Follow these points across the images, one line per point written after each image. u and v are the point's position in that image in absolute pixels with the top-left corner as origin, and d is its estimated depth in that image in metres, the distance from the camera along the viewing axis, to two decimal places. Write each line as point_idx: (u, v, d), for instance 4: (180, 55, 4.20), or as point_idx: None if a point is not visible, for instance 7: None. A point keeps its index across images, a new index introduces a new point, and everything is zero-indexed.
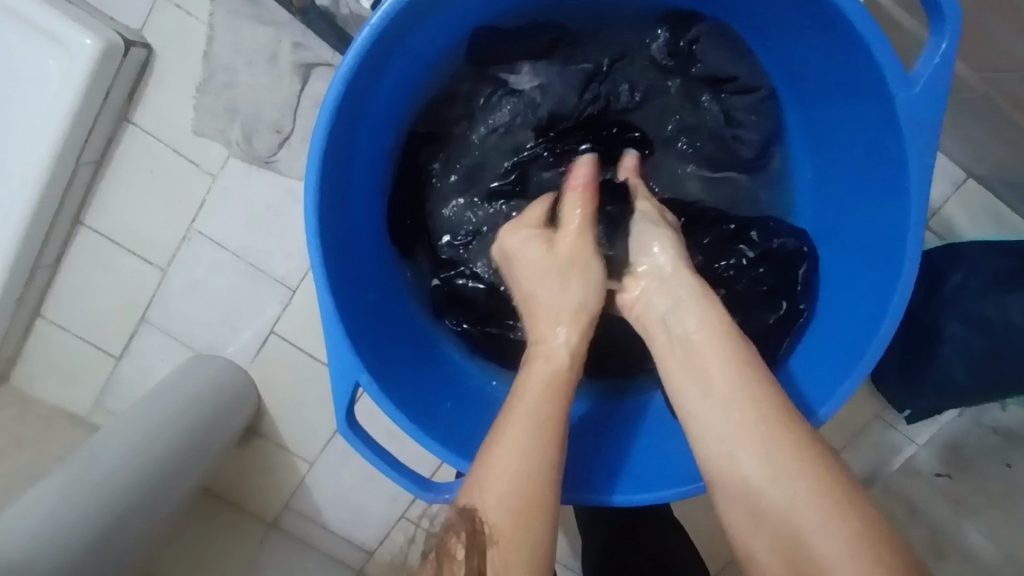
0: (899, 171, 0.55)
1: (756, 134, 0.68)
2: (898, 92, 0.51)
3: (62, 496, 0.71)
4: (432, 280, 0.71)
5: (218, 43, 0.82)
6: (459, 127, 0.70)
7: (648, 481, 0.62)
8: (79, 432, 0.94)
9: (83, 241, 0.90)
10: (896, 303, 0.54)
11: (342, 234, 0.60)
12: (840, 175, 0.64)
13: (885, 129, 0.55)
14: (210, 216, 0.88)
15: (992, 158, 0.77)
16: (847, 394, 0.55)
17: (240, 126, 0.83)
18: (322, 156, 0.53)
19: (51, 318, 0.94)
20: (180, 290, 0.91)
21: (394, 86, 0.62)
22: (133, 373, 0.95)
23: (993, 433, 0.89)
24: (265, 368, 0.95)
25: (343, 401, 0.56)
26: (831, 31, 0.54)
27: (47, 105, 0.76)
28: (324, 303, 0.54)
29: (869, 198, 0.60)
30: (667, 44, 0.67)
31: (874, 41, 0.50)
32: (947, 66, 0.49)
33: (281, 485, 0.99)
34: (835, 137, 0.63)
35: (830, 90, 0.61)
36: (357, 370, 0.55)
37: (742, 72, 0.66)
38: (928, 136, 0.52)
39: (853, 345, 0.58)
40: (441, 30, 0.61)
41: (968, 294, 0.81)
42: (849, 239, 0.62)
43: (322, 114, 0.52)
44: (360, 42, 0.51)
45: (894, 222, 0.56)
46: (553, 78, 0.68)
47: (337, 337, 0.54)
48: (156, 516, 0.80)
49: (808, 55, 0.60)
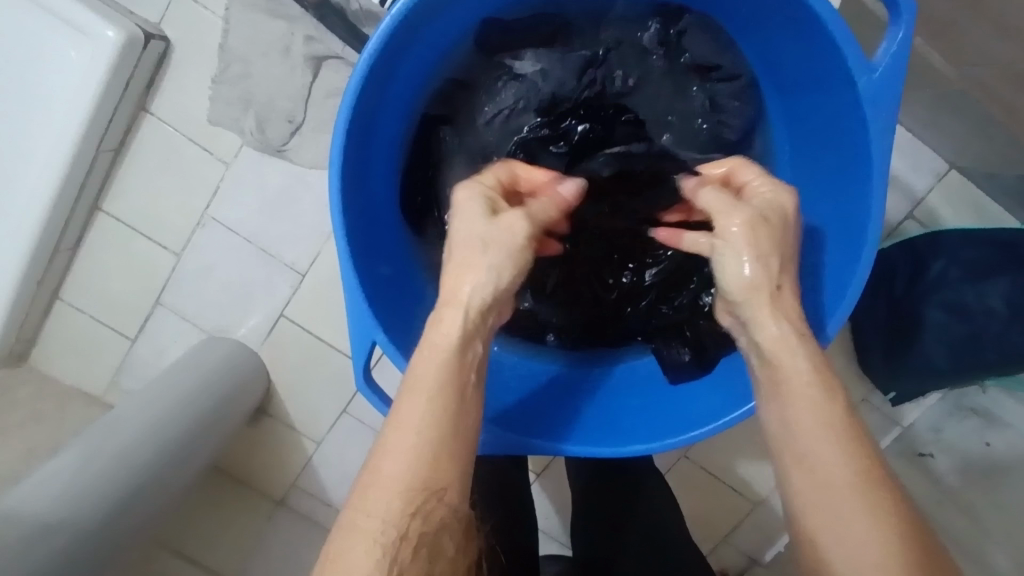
0: (858, 130, 0.58)
1: (739, 120, 0.72)
2: (860, 78, 0.55)
3: (83, 464, 0.75)
4: (443, 254, 0.74)
5: (233, 35, 0.85)
6: (468, 110, 0.74)
7: (637, 437, 0.64)
8: (95, 410, 0.98)
9: (101, 226, 0.94)
10: (874, 230, 0.57)
11: (360, 207, 0.63)
12: (808, 134, 0.68)
13: (846, 110, 0.59)
14: (223, 202, 0.91)
15: (972, 148, 0.80)
16: (842, 315, 0.58)
17: (253, 115, 0.87)
18: (348, 131, 0.56)
19: (69, 301, 0.97)
20: (193, 274, 0.95)
21: (412, 72, 0.66)
22: (148, 353, 0.99)
23: (973, 414, 0.92)
24: (275, 350, 0.98)
25: (361, 359, 0.60)
26: (802, 22, 0.57)
27: (69, 94, 0.80)
28: (347, 274, 0.57)
29: (836, 150, 0.63)
30: (658, 35, 0.71)
31: (840, 36, 0.54)
32: (904, 54, 0.53)
33: (289, 463, 1.03)
34: (806, 115, 0.67)
35: (803, 77, 0.65)
36: (375, 331, 0.58)
37: (725, 61, 0.70)
38: (888, 108, 0.55)
39: (837, 281, 0.61)
40: (455, 21, 0.66)
41: (948, 283, 0.86)
42: (821, 186, 0.66)
43: (350, 92, 0.55)
44: (376, 34, 0.54)
45: (858, 169, 0.60)
46: (554, 64, 0.71)
47: (357, 299, 0.58)
48: (168, 490, 0.84)
49: (783, 47, 0.64)
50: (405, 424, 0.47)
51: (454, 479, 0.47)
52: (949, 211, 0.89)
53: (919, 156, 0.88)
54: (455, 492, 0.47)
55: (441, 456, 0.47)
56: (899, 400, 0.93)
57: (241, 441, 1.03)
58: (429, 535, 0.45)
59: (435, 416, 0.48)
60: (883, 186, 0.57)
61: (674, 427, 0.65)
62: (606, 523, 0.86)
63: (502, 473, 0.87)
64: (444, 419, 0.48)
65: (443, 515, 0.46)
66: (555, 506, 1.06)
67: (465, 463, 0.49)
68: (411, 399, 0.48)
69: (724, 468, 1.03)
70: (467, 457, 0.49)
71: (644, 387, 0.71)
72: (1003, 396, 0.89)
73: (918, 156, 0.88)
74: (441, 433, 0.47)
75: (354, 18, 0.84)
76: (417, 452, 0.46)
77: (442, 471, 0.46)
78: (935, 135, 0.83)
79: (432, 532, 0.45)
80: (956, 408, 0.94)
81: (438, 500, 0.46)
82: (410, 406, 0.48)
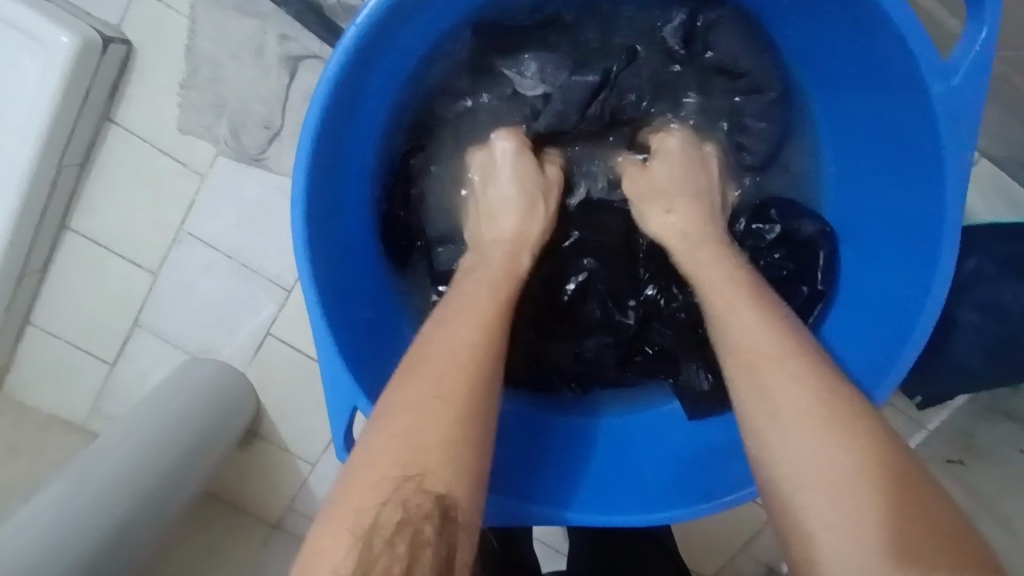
0: (931, 153, 0.53)
1: (762, 144, 0.67)
2: (935, 83, 0.49)
3: (61, 508, 0.70)
4: (433, 294, 0.69)
5: (201, 35, 0.78)
6: (464, 131, 0.68)
7: (649, 502, 0.59)
8: (75, 440, 0.92)
9: (71, 245, 0.88)
10: (941, 280, 0.52)
11: (333, 248, 0.58)
12: (859, 157, 0.63)
13: (915, 119, 0.53)
14: (200, 216, 0.85)
15: (1008, 137, 0.74)
16: (890, 385, 0.54)
17: (227, 122, 0.80)
18: (310, 164, 0.51)
19: (41, 325, 0.91)
20: (172, 293, 0.89)
21: (384, 89, 0.60)
22: (129, 378, 0.93)
23: (1005, 416, 0.86)
24: (263, 370, 0.93)
25: (340, 425, 0.54)
26: (860, 15, 0.51)
27: (24, 106, 0.73)
28: (315, 325, 0.52)
29: (898, 176, 0.58)
30: (681, 29, 0.65)
31: (909, 29, 0.48)
32: (988, 56, 0.47)
33: (284, 486, 0.98)
34: (855, 132, 0.62)
35: (854, 81, 0.59)
36: (353, 391, 0.53)
37: (754, 68, 0.65)
38: (966, 124, 0.50)
39: (889, 340, 0.57)
40: (428, 27, 0.59)
41: (985, 278, 0.79)
42: (875, 213, 0.61)
43: (309, 119, 0.49)
44: (338, 50, 0.48)
45: (926, 200, 0.55)
46: (558, 88, 0.65)
47: (331, 356, 0.53)
48: (158, 524, 0.79)
49: (836, 44, 0.58)
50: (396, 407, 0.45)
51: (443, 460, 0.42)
52: (980, 203, 0.83)
53: None
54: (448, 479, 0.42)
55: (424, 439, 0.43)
56: (925, 404, 0.86)
57: (233, 464, 0.98)
58: (406, 525, 0.39)
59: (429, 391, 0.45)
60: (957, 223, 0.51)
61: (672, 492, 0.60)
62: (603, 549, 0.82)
63: None
64: (438, 401, 0.45)
65: (425, 503, 0.40)
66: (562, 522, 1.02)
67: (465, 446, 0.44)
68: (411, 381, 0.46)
69: None
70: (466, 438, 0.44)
71: (649, 435, 0.66)
72: None
73: None
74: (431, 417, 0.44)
75: (330, 12, 0.77)
76: (401, 436, 0.43)
77: (430, 450, 0.42)
78: None
79: (411, 523, 0.39)
80: (987, 410, 0.88)
81: (417, 486, 0.41)
82: (411, 384, 0.46)
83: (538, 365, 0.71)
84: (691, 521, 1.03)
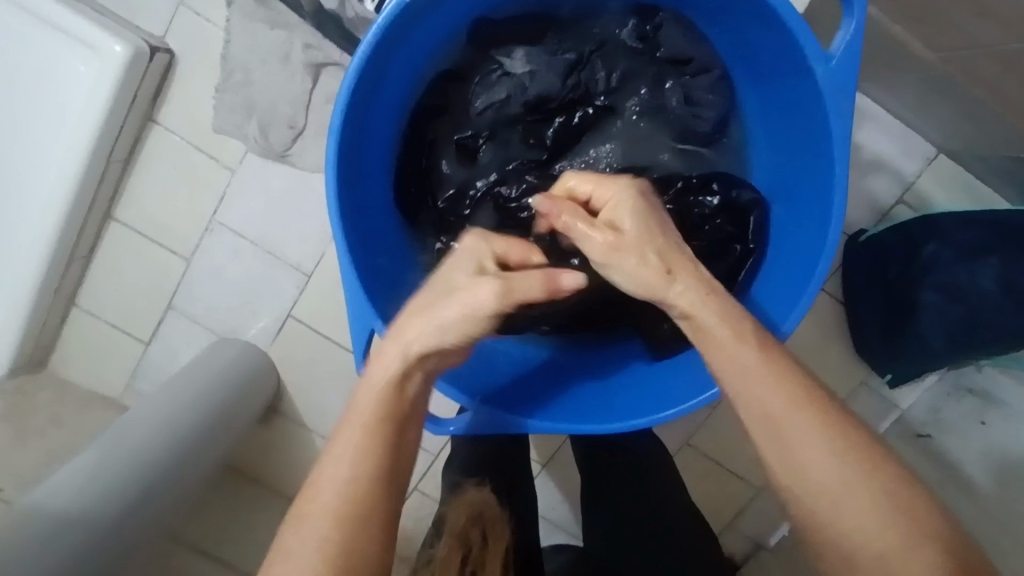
0: (822, 129, 0.60)
1: (713, 111, 0.74)
2: (817, 67, 0.57)
3: (95, 468, 0.77)
4: (436, 244, 0.77)
5: (234, 45, 0.88)
6: (461, 103, 0.75)
7: (651, 408, 0.66)
8: (112, 412, 1.01)
9: (114, 234, 0.97)
10: (829, 244, 0.60)
11: (357, 204, 0.67)
12: (781, 140, 0.70)
13: (810, 99, 0.61)
14: (230, 208, 0.94)
15: (959, 133, 0.82)
16: (801, 315, 0.61)
17: (256, 122, 0.90)
18: (342, 130, 0.59)
19: (85, 307, 1.01)
20: (202, 277, 0.98)
21: (401, 75, 0.69)
22: (161, 356, 1.02)
23: (971, 394, 0.93)
24: (284, 349, 1.01)
25: (362, 347, 0.63)
26: (761, 12, 0.60)
27: (79, 107, 0.83)
28: (345, 266, 0.60)
29: (803, 152, 0.66)
30: (636, 30, 0.73)
31: (793, 21, 0.56)
32: (858, 39, 0.55)
33: (302, 460, 1.06)
34: (774, 114, 0.70)
35: (767, 70, 0.68)
36: (374, 319, 0.61)
37: (698, 54, 0.72)
38: (845, 105, 0.58)
39: (791, 300, 0.64)
40: (441, 24, 0.69)
41: (940, 263, 0.86)
42: (788, 186, 0.69)
43: (343, 90, 0.58)
44: (364, 40, 0.57)
45: (822, 173, 0.62)
46: (542, 66, 0.73)
47: (355, 290, 0.61)
48: (181, 487, 0.87)
49: (751, 39, 0.66)
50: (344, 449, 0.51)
51: (331, 515, 0.48)
52: (941, 194, 0.90)
53: (911, 141, 0.90)
54: (329, 523, 0.48)
55: (363, 498, 0.49)
56: (896, 381, 0.94)
57: (254, 440, 1.06)
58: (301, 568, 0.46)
59: (354, 446, 0.50)
60: (842, 189, 0.59)
61: (644, 408, 0.66)
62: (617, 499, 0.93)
63: (499, 437, 0.91)
64: (363, 461, 0.50)
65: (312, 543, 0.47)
66: (562, 496, 1.09)
67: (350, 501, 0.49)
68: (331, 454, 0.51)
69: (726, 454, 1.05)
70: (348, 496, 0.49)
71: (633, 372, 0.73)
72: (999, 374, 0.90)
73: (910, 141, 0.90)
74: (365, 469, 0.50)
75: (350, 26, 0.85)
76: (320, 497, 0.49)
77: (334, 511, 0.48)
78: (921, 119, 0.85)
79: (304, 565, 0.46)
80: (954, 388, 0.95)
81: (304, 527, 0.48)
82: (344, 439, 0.51)
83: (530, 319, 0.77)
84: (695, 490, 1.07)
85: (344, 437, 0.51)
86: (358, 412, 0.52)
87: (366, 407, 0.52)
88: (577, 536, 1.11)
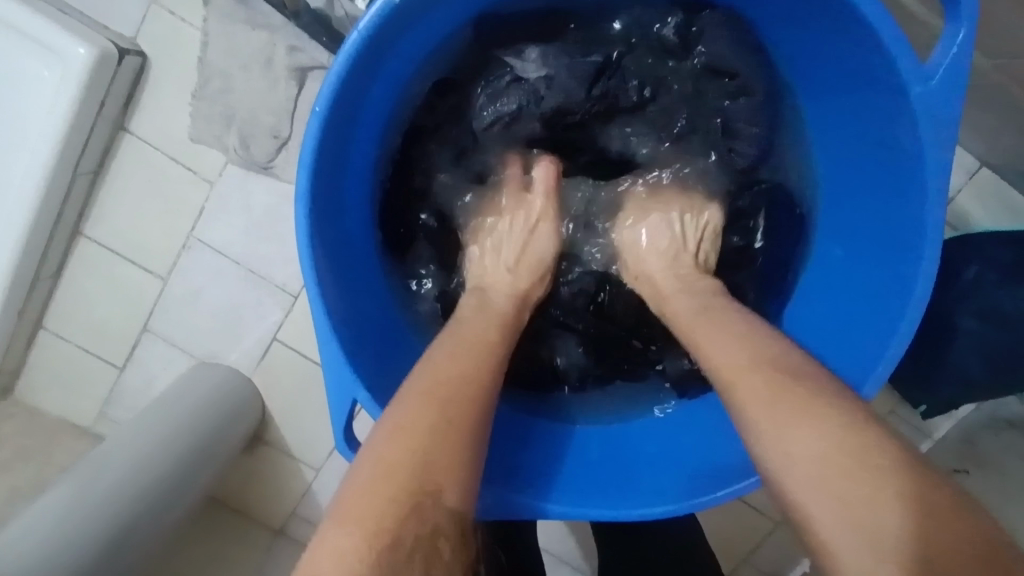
0: (913, 155, 0.53)
1: (756, 131, 0.69)
2: (914, 85, 0.50)
3: (64, 513, 0.69)
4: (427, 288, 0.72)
5: (212, 48, 0.81)
6: (462, 111, 0.69)
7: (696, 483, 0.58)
8: (83, 442, 0.94)
9: (84, 252, 0.90)
10: (921, 290, 0.53)
11: (338, 246, 0.60)
12: (850, 164, 0.63)
13: (895, 123, 0.54)
14: (209, 224, 0.87)
15: (1005, 148, 0.75)
16: (888, 366, 0.54)
17: (237, 131, 0.82)
18: (313, 160, 0.52)
19: (53, 329, 0.93)
20: (180, 298, 0.91)
21: (387, 90, 0.62)
22: (136, 383, 0.95)
23: (1010, 427, 0.86)
24: (268, 375, 0.94)
25: (341, 416, 0.56)
26: (841, 17, 0.52)
27: (42, 115, 0.75)
28: (317, 317, 0.54)
29: (886, 182, 0.58)
30: (678, 30, 0.67)
31: (885, 28, 0.49)
32: (966, 57, 0.48)
33: (288, 493, 0.98)
34: (844, 135, 0.63)
35: (836, 80, 0.60)
36: (354, 386, 0.55)
37: (743, 68, 0.66)
38: (947, 128, 0.50)
39: (861, 353, 0.58)
40: (433, 29, 0.61)
41: (983, 288, 0.79)
42: (857, 213, 0.62)
43: (313, 121, 0.51)
44: (341, 51, 0.50)
45: (910, 211, 0.55)
46: (560, 71, 0.67)
47: (334, 354, 0.55)
48: (160, 528, 0.79)
49: (821, 47, 0.59)
50: (418, 404, 0.47)
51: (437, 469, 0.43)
52: (980, 211, 0.83)
53: None
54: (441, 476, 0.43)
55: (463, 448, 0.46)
56: (930, 414, 0.86)
57: (238, 470, 0.99)
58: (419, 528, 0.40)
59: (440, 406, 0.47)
60: (939, 226, 0.52)
61: (686, 482, 0.59)
62: (625, 540, 0.84)
63: None
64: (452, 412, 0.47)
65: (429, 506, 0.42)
66: (566, 530, 1.02)
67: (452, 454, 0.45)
68: (412, 411, 0.47)
69: None
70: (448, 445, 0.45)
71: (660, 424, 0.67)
72: None
73: None
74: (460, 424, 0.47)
75: (339, 26, 0.79)
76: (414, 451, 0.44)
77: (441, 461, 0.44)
78: (962, 131, 0.77)
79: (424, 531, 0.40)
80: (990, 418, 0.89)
81: (418, 494, 0.42)
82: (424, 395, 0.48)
83: (536, 364, 0.71)
84: (712, 527, 1.00)
85: (425, 395, 0.48)
86: (433, 375, 0.50)
87: (449, 372, 0.51)
88: (582, 572, 1.04)
